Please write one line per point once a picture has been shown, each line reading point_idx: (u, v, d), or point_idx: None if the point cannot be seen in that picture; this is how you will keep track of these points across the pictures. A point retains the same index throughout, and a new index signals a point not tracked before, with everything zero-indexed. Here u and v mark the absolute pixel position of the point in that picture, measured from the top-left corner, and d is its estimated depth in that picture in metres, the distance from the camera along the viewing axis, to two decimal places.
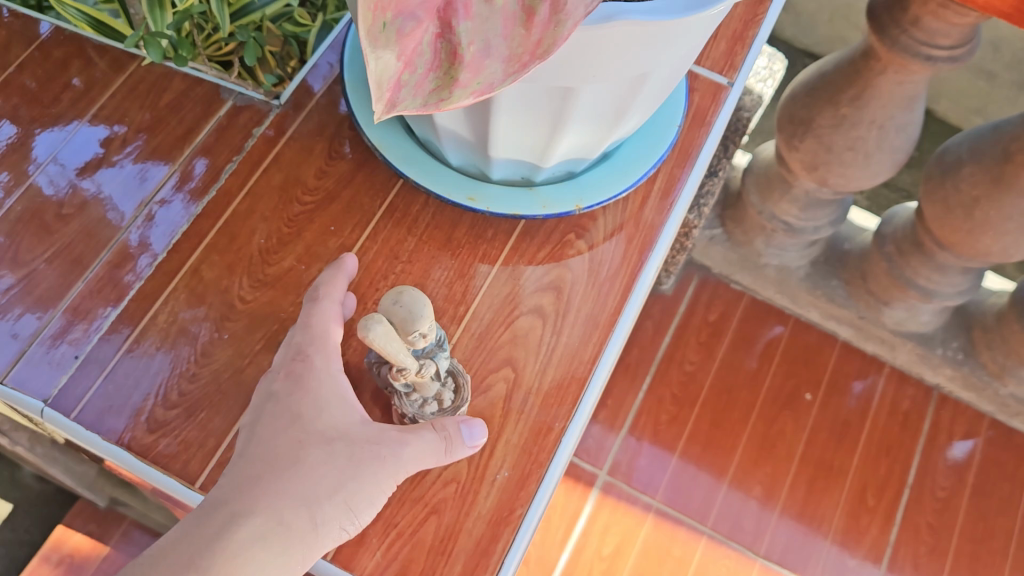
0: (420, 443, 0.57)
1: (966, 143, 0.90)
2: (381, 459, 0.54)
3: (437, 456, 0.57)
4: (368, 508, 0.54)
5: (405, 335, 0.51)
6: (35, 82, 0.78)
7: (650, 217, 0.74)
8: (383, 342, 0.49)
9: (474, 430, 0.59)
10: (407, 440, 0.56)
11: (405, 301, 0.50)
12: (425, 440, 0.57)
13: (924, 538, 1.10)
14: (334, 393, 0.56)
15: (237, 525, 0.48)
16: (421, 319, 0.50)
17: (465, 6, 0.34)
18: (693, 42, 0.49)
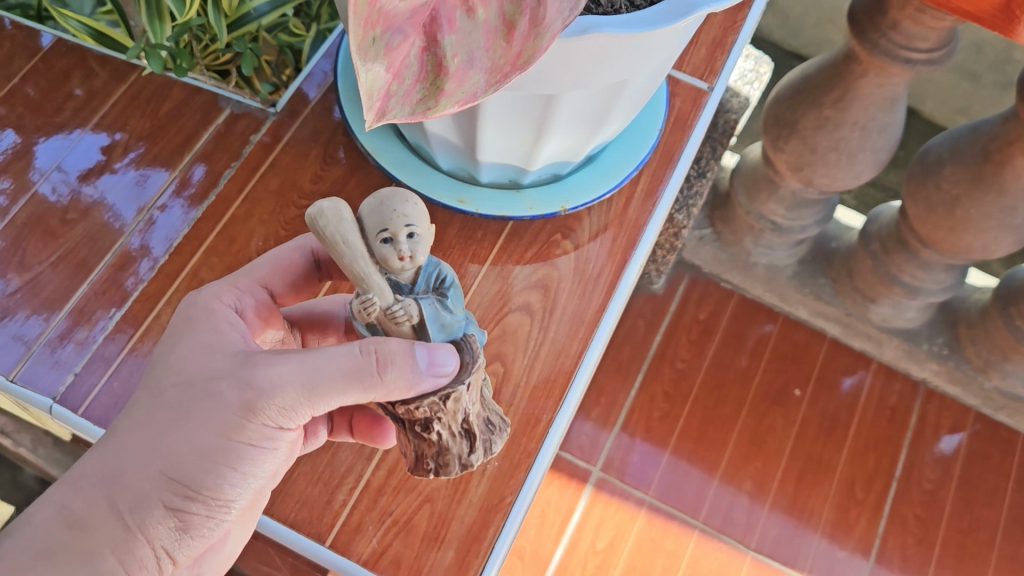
0: (318, 362, 0.47)
1: (947, 143, 0.93)
2: (227, 398, 0.48)
3: (367, 381, 0.45)
4: (206, 465, 0.48)
5: (372, 237, 0.43)
6: (38, 92, 0.81)
7: (634, 216, 0.76)
8: (333, 224, 0.43)
9: (439, 356, 0.45)
10: (286, 363, 0.48)
11: (381, 194, 0.44)
12: (316, 362, 0.47)
13: (910, 529, 1.12)
14: (213, 324, 0.52)
15: (30, 525, 0.46)
16: (390, 211, 0.43)
17: (449, 21, 0.37)
18: (669, 51, 0.52)
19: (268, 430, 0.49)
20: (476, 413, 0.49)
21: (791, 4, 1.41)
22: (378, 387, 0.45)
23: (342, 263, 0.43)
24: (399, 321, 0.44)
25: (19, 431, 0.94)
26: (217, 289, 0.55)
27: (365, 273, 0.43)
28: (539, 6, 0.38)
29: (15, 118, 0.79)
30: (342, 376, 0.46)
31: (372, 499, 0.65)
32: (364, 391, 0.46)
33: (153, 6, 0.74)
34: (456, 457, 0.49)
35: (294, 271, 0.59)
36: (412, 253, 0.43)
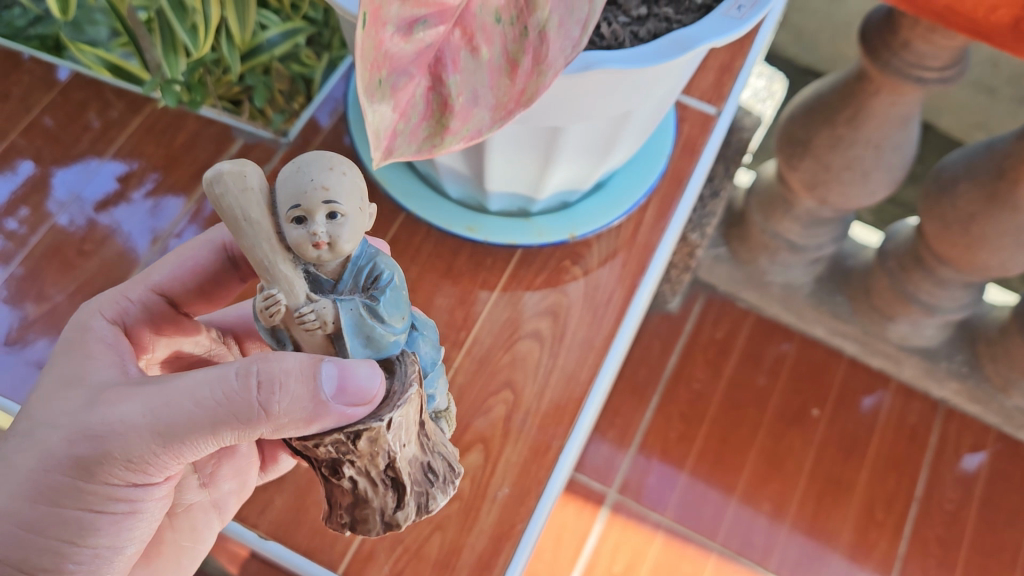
0: (172, 405, 0.46)
1: (962, 161, 0.92)
2: (65, 460, 0.48)
3: (244, 414, 0.45)
4: (43, 538, 0.50)
5: (282, 215, 0.40)
6: (56, 124, 0.83)
7: (643, 240, 0.76)
8: (233, 196, 0.40)
9: (361, 375, 0.41)
10: (137, 404, 0.47)
11: (299, 160, 0.40)
12: (172, 402, 0.46)
13: (932, 550, 1.10)
14: (80, 349, 0.53)
15: None
16: (305, 184, 0.40)
17: (453, 61, 0.37)
18: (671, 82, 0.54)
19: (114, 488, 0.50)
20: (407, 464, 0.46)
21: (804, 20, 1.41)
22: (261, 419, 0.45)
23: (243, 245, 0.40)
24: (308, 327, 0.41)
25: None
26: (104, 299, 0.58)
27: (268, 261, 0.40)
28: (542, 45, 0.39)
29: (34, 150, 0.82)
30: (213, 411, 0.46)
31: (383, 527, 0.65)
32: (237, 425, 0.46)
33: (168, 38, 0.78)
34: (373, 514, 0.47)
35: (200, 268, 0.61)
36: (329, 236, 0.40)
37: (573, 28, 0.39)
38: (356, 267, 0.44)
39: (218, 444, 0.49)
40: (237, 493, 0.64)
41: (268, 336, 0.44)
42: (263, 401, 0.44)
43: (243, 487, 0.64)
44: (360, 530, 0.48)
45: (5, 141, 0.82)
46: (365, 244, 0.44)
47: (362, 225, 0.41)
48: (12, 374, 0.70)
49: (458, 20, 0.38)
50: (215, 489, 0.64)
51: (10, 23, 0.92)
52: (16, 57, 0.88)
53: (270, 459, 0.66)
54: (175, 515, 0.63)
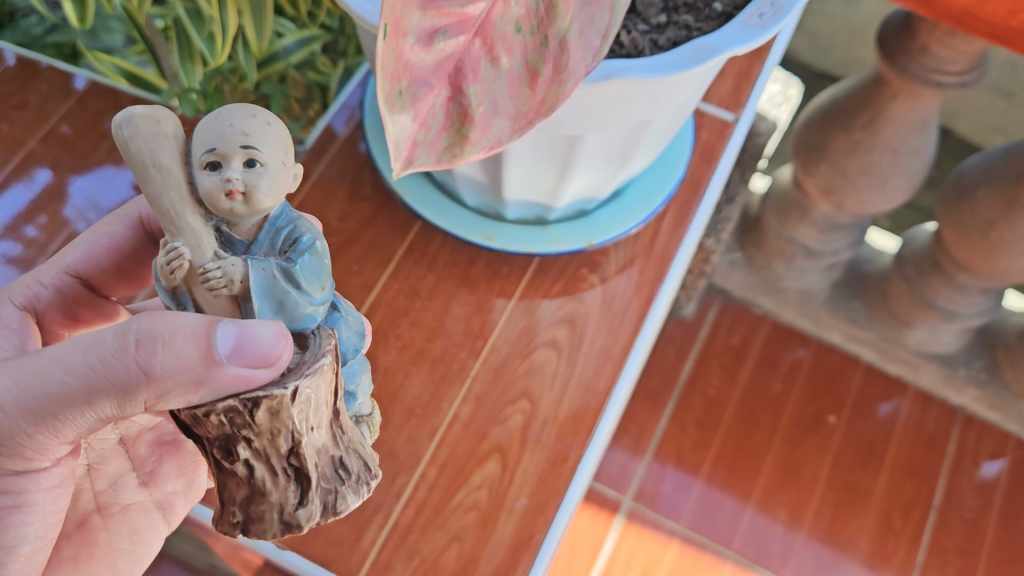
0: (44, 377, 0.45)
1: (981, 166, 0.91)
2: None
3: (121, 380, 0.43)
4: None
5: (196, 164, 0.39)
6: (73, 132, 0.84)
7: (661, 248, 0.76)
8: (141, 140, 0.38)
9: (261, 335, 0.38)
10: (6, 379, 0.45)
11: (220, 107, 0.39)
12: (44, 375, 0.44)
13: (951, 559, 1.09)
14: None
15: None
16: (219, 128, 0.38)
17: (473, 71, 0.37)
18: (689, 90, 0.53)
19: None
20: (314, 453, 0.42)
21: (820, 24, 1.40)
22: (139, 383, 0.42)
23: (149, 194, 0.39)
24: (213, 286, 0.39)
25: None
26: (21, 284, 0.61)
27: (174, 211, 0.39)
28: (562, 54, 0.39)
29: (50, 158, 0.83)
30: (87, 375, 0.43)
31: (400, 537, 0.65)
32: (116, 394, 0.44)
33: (185, 45, 0.80)
34: (269, 512, 0.42)
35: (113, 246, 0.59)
36: (245, 185, 0.38)
37: (594, 37, 0.39)
38: (273, 230, 0.42)
39: (101, 417, 0.47)
40: (183, 494, 0.66)
41: (167, 295, 0.42)
42: (143, 361, 0.41)
43: (188, 487, 0.66)
44: (254, 531, 0.43)
45: (23, 149, 0.83)
46: (286, 207, 0.43)
47: (284, 181, 0.40)
48: None
49: (479, 29, 0.37)
50: (157, 488, 0.65)
51: (27, 31, 0.94)
52: (33, 66, 0.88)
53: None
54: (110, 515, 0.63)
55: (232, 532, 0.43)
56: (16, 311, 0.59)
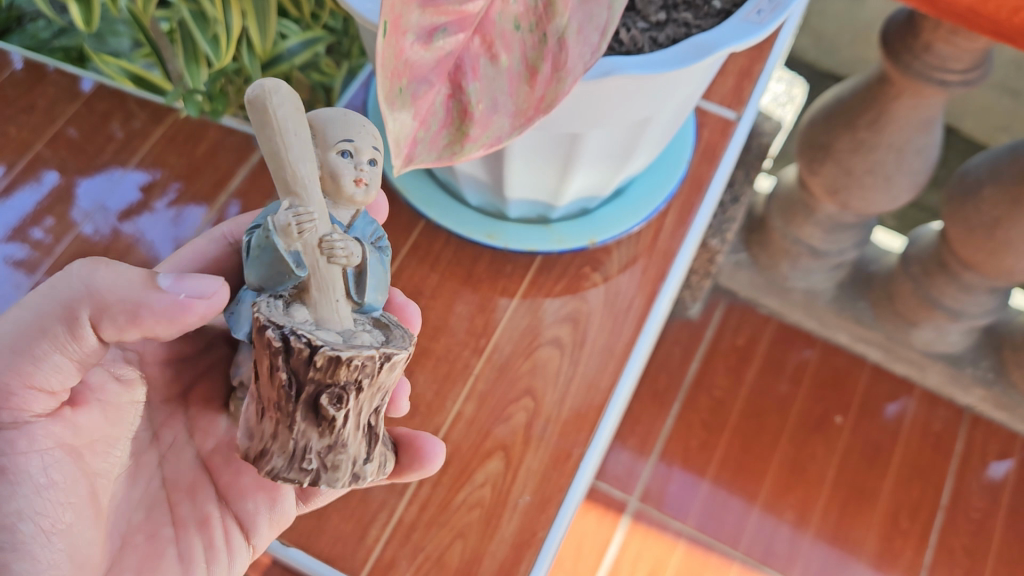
0: (1, 327, 0.45)
1: (986, 164, 0.91)
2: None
3: (68, 302, 0.45)
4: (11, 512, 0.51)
5: (327, 148, 0.45)
6: (80, 135, 0.85)
7: (664, 246, 0.76)
8: (291, 110, 0.42)
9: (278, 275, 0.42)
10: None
11: (343, 110, 0.47)
12: (10, 327, 0.45)
13: (959, 560, 1.08)
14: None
15: None
16: (351, 127, 0.46)
17: (473, 69, 0.38)
18: (690, 88, 0.54)
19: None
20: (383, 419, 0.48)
21: (824, 24, 1.40)
22: (82, 301, 0.45)
23: (289, 155, 0.42)
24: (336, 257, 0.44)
25: None
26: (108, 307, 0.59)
27: (306, 179, 0.43)
28: (561, 51, 0.39)
29: (57, 160, 0.84)
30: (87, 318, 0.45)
31: (404, 535, 0.65)
32: (67, 322, 0.45)
33: (190, 48, 0.81)
34: (347, 462, 0.46)
35: (215, 259, 0.61)
36: (367, 179, 0.47)
37: (593, 35, 0.39)
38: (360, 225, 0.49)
39: (74, 363, 0.47)
40: (268, 514, 0.60)
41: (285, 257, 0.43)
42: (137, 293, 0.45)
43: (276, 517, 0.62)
44: (320, 478, 0.45)
45: (30, 151, 0.84)
46: None
47: None
48: None
49: (478, 28, 0.38)
50: (238, 505, 0.60)
51: (35, 36, 0.95)
52: (41, 69, 0.89)
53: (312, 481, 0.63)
54: (186, 528, 0.58)
55: (298, 483, 0.45)
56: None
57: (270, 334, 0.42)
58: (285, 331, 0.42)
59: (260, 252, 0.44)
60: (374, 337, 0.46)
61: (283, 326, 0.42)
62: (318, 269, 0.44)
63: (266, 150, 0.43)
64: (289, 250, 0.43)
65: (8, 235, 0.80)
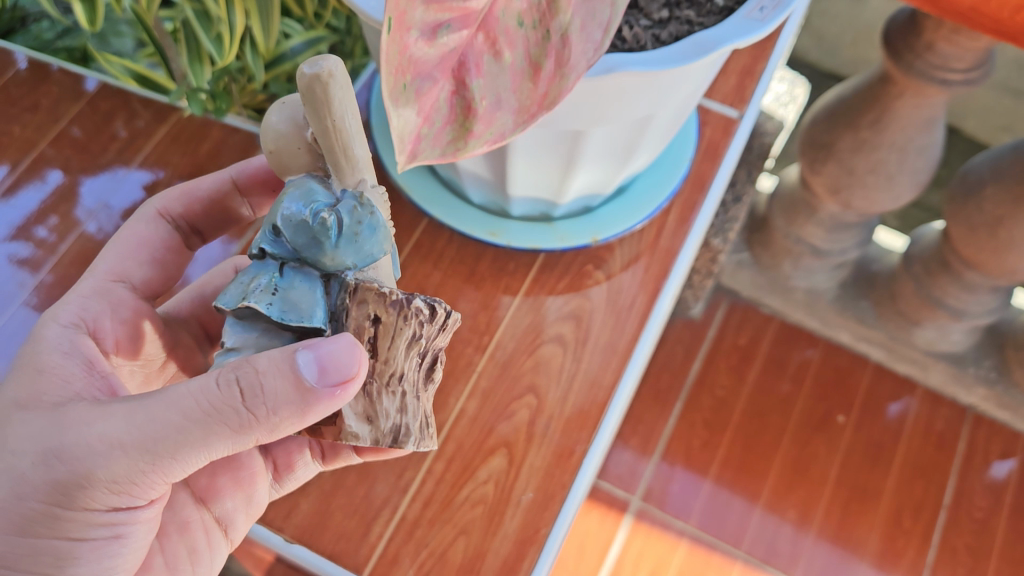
0: (148, 419, 0.43)
1: (988, 163, 0.91)
2: (40, 485, 0.44)
3: (233, 421, 0.42)
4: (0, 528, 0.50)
5: None
6: (84, 134, 0.86)
7: (666, 244, 0.76)
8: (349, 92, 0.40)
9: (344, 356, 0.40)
10: (112, 424, 0.43)
11: None
12: (156, 423, 0.43)
13: (962, 559, 1.08)
14: (41, 365, 0.50)
15: None
16: None
17: (476, 66, 0.38)
18: (693, 85, 0.54)
19: (93, 516, 0.46)
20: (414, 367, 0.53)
21: (827, 24, 1.40)
22: (247, 421, 0.42)
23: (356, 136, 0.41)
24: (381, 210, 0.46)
25: None
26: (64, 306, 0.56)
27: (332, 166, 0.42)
28: (564, 48, 0.40)
29: (62, 159, 0.84)
30: (198, 419, 0.42)
31: (408, 531, 0.65)
32: (222, 432, 0.42)
33: (194, 48, 0.82)
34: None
35: (158, 243, 0.63)
36: None
37: (595, 32, 0.40)
38: None
39: (215, 454, 0.45)
40: (244, 510, 0.61)
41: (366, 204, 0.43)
42: (249, 405, 0.41)
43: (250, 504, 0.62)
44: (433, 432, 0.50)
45: (34, 151, 0.85)
46: None
47: None
48: None
49: (482, 24, 0.38)
50: (216, 505, 0.60)
51: (39, 36, 0.95)
52: (45, 68, 0.90)
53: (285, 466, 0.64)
54: (167, 535, 0.57)
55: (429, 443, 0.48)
56: (83, 330, 0.54)
57: (418, 303, 0.42)
58: (433, 299, 0.43)
59: (365, 228, 0.41)
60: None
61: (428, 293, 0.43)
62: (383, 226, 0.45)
63: (320, 127, 0.40)
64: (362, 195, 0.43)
65: (12, 234, 0.81)
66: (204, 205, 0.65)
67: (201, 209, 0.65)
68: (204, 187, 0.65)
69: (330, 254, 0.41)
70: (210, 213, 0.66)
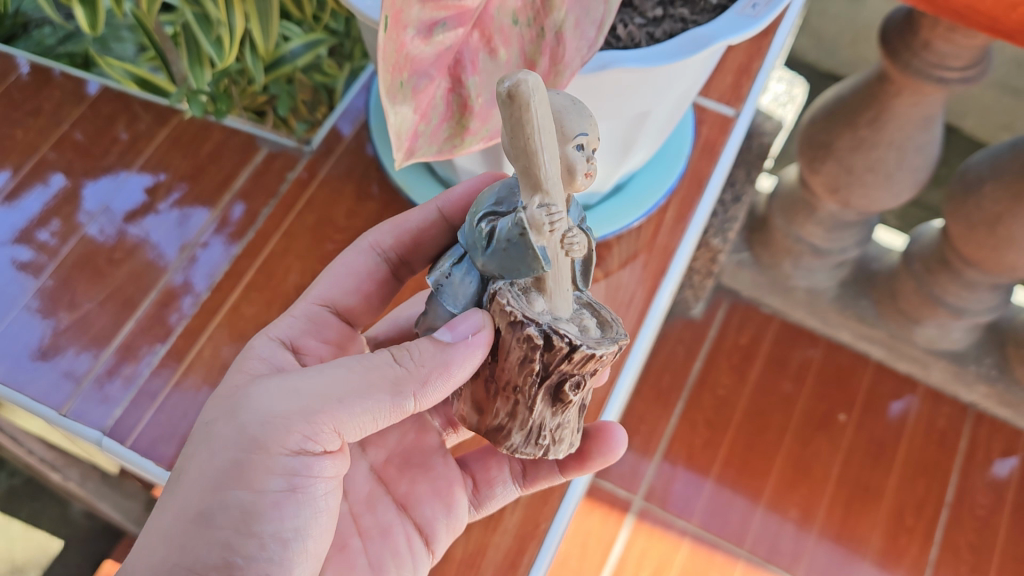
0: (321, 378, 0.48)
1: (987, 161, 0.92)
2: (233, 432, 0.47)
3: (393, 372, 0.48)
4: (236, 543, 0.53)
5: (565, 141, 0.42)
6: (86, 138, 0.87)
7: (664, 241, 0.77)
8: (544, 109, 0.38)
9: (470, 322, 0.46)
10: (288, 385, 0.48)
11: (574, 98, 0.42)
12: (331, 376, 0.48)
13: (964, 557, 1.08)
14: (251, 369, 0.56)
15: None
16: (578, 113, 0.42)
17: (472, 64, 0.42)
18: (689, 80, 0.54)
19: (277, 465, 0.47)
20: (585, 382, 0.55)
21: (825, 24, 1.41)
22: (403, 371, 0.48)
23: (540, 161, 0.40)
24: (575, 248, 0.44)
25: (70, 466, 0.97)
26: (278, 324, 0.61)
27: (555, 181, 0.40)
28: (559, 45, 0.43)
29: (64, 162, 0.85)
30: (368, 371, 0.48)
31: None
32: (384, 379, 0.48)
33: (194, 50, 0.82)
34: (568, 433, 0.53)
35: (365, 273, 0.65)
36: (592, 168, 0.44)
37: (589, 29, 0.44)
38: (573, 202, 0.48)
39: (376, 420, 0.49)
40: (444, 521, 0.63)
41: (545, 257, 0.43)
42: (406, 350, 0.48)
43: (449, 513, 0.64)
44: (560, 450, 0.53)
45: (37, 154, 0.86)
46: None
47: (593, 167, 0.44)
48: (45, 381, 0.73)
49: (477, 22, 0.41)
50: (417, 511, 0.63)
51: (41, 42, 0.96)
52: (47, 72, 0.92)
53: (484, 483, 0.66)
54: (370, 539, 0.60)
55: (531, 454, 0.51)
56: (283, 344, 0.60)
57: (531, 330, 0.45)
58: (546, 328, 0.45)
59: (511, 247, 0.43)
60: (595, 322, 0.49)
61: (545, 323, 0.45)
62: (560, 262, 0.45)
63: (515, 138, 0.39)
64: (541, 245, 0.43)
65: (15, 238, 0.81)
66: (412, 237, 0.63)
67: (410, 241, 0.63)
68: (413, 218, 0.63)
69: (481, 261, 0.45)
70: (423, 245, 0.64)
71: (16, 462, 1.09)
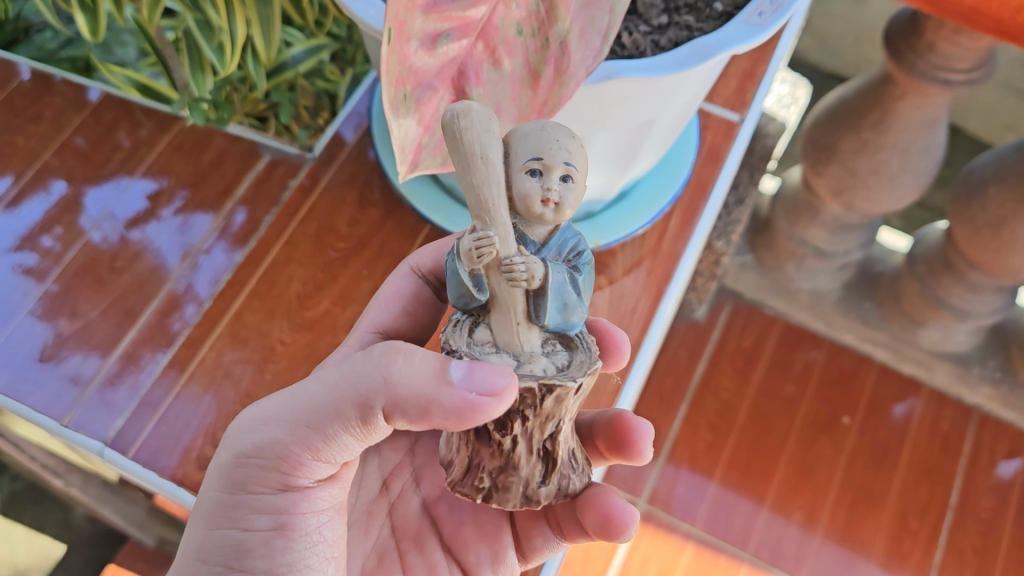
0: (296, 400, 0.46)
1: (991, 163, 0.91)
2: (216, 474, 0.47)
3: (365, 388, 0.44)
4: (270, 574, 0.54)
5: (519, 168, 0.43)
6: (88, 144, 0.87)
7: (669, 247, 0.76)
8: (475, 132, 0.41)
9: (482, 374, 0.41)
10: (266, 412, 0.47)
11: (544, 123, 0.43)
12: (301, 400, 0.46)
13: (968, 560, 1.07)
14: None
15: None
16: (534, 141, 0.43)
17: (477, 76, 0.43)
18: (694, 89, 0.54)
19: (261, 501, 0.46)
20: (564, 441, 0.48)
21: (828, 24, 1.40)
22: (378, 390, 0.44)
23: (474, 180, 0.41)
24: (514, 279, 0.42)
25: (70, 472, 0.99)
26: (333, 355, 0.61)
27: (496, 201, 0.41)
28: (563, 56, 0.43)
29: (66, 169, 0.85)
30: (337, 389, 0.45)
31: None
32: (357, 398, 0.44)
33: (196, 58, 0.82)
34: (518, 485, 0.46)
35: (412, 294, 0.64)
36: (558, 198, 0.42)
37: (594, 39, 0.43)
38: (562, 240, 0.46)
39: (355, 438, 0.46)
40: (491, 566, 0.61)
41: (470, 281, 0.44)
42: (380, 368, 0.44)
43: (495, 558, 0.62)
44: (509, 504, 0.46)
45: (39, 161, 0.86)
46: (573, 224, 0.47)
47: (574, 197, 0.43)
48: (47, 390, 0.73)
49: (481, 33, 0.42)
50: (463, 555, 0.62)
51: (42, 46, 0.96)
52: (48, 78, 0.92)
53: (525, 537, 0.62)
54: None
55: (470, 497, 0.47)
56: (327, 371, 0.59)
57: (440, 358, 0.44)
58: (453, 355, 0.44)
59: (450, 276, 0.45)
60: (552, 363, 0.45)
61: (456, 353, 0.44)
62: (498, 291, 0.44)
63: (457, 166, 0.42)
64: (473, 273, 0.44)
65: (17, 245, 0.81)
66: None
67: None
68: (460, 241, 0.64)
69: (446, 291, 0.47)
70: None
71: (18, 467, 1.08)
